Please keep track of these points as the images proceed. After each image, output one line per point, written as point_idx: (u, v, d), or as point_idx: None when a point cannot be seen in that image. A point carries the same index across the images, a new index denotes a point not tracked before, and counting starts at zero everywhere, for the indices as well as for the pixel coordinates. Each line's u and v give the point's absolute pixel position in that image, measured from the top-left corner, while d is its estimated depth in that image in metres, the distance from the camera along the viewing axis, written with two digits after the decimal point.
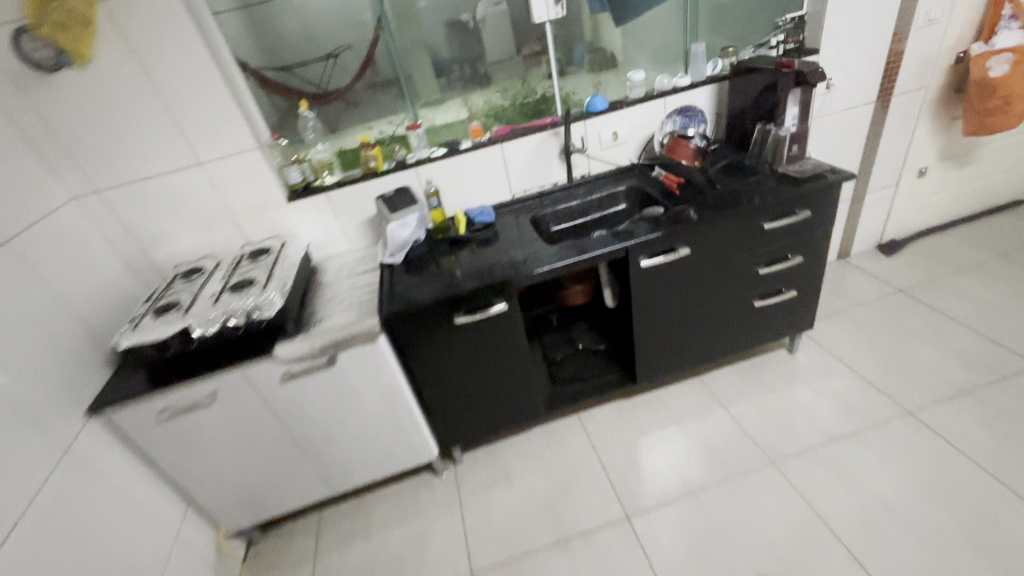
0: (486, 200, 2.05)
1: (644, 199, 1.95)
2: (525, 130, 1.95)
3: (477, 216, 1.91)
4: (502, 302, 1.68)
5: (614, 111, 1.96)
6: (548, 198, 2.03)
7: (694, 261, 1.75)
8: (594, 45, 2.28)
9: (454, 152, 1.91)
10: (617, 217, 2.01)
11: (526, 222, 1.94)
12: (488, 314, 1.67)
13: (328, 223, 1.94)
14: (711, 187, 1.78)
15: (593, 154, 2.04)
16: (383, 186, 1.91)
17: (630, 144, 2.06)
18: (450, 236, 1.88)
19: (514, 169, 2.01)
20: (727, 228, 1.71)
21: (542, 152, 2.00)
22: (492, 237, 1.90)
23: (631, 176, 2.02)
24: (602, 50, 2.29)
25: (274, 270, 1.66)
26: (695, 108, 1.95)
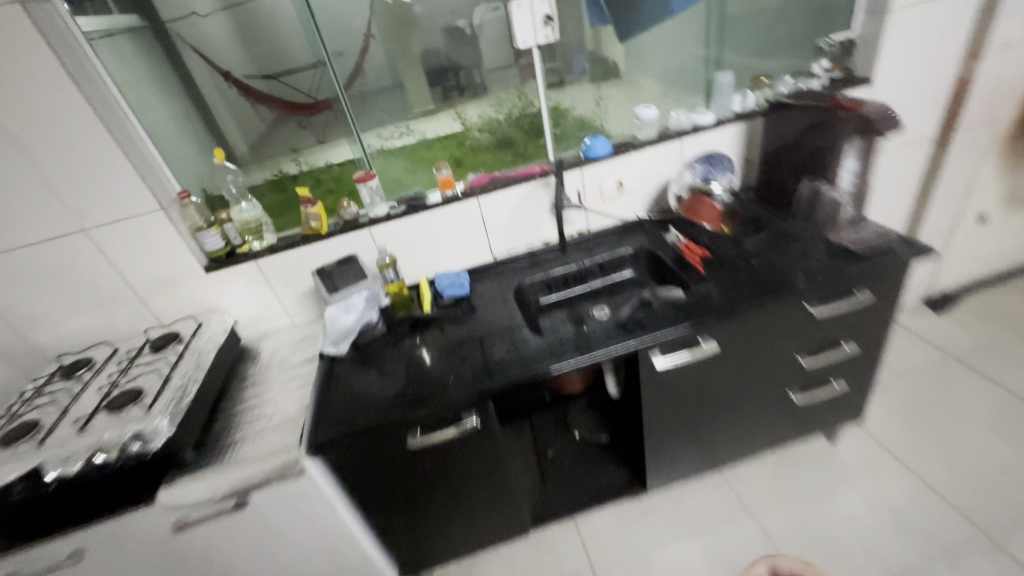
0: (461, 263, 1.66)
1: (658, 267, 1.56)
2: (507, 180, 1.56)
3: (446, 289, 1.53)
4: (473, 417, 1.26)
5: (618, 158, 1.59)
6: (537, 264, 1.65)
7: (724, 356, 1.35)
8: (595, 54, 1.83)
9: (418, 208, 1.52)
10: (623, 288, 1.62)
11: (509, 294, 1.55)
12: (456, 432, 1.26)
13: (260, 296, 1.56)
14: (742, 259, 1.39)
15: (592, 207, 1.66)
16: (330, 251, 1.53)
17: (639, 195, 1.68)
18: (411, 317, 1.50)
19: (494, 227, 1.63)
20: (768, 317, 1.31)
21: (529, 206, 1.62)
22: (466, 315, 1.51)
23: (641, 237, 1.64)
24: (604, 61, 1.86)
25: (174, 372, 1.26)
26: (720, 153, 1.57)
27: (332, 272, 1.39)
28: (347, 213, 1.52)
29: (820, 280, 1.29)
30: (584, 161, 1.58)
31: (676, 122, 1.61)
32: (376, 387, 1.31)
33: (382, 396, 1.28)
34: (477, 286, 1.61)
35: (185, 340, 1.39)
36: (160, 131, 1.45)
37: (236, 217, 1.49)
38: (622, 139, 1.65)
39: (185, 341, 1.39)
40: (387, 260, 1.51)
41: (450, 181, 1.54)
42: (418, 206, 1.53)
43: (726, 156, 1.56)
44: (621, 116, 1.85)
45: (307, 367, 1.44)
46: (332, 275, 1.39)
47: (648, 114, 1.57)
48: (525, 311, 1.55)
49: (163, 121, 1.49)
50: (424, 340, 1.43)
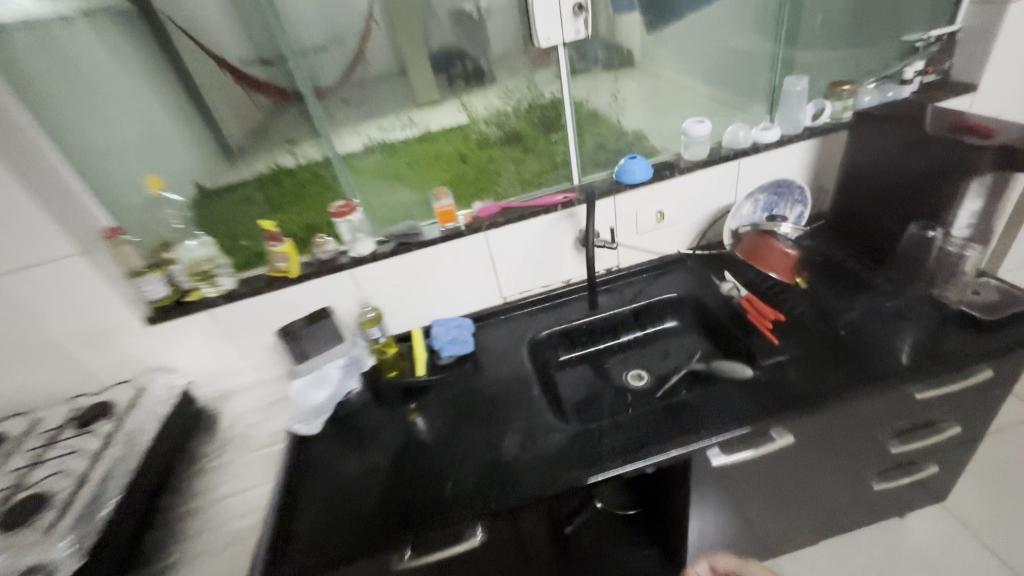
0: (465, 308, 1.37)
1: (711, 320, 1.25)
2: (521, 211, 1.25)
3: (444, 346, 1.24)
4: (479, 532, 0.96)
5: (661, 183, 1.28)
6: (558, 312, 1.35)
7: (799, 450, 1.05)
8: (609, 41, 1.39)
9: (412, 247, 1.23)
10: (664, 343, 1.33)
11: (525, 353, 1.25)
12: (454, 551, 0.96)
13: (218, 350, 1.27)
14: (823, 323, 1.09)
15: (625, 242, 1.36)
16: (304, 298, 1.24)
17: (683, 227, 1.37)
18: (403, 382, 1.21)
19: (506, 266, 1.33)
20: (867, 406, 0.99)
21: (548, 241, 1.31)
22: (469, 380, 1.21)
23: (686, 280, 1.34)
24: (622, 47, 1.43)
25: (93, 470, 0.98)
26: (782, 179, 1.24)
27: (301, 332, 1.09)
28: (322, 253, 1.22)
29: (930, 355, 0.98)
30: (619, 188, 1.27)
31: (730, 138, 1.30)
32: (357, 484, 1.02)
33: (361, 501, 0.99)
34: (485, 340, 1.31)
35: (117, 417, 1.11)
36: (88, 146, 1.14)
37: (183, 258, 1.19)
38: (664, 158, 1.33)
39: (117, 418, 1.10)
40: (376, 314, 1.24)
41: (452, 213, 1.24)
42: (412, 244, 1.23)
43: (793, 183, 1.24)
44: (659, 121, 1.51)
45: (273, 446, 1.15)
46: (300, 336, 1.08)
47: (700, 129, 1.25)
48: (545, 375, 1.25)
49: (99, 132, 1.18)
50: (420, 415, 1.14)
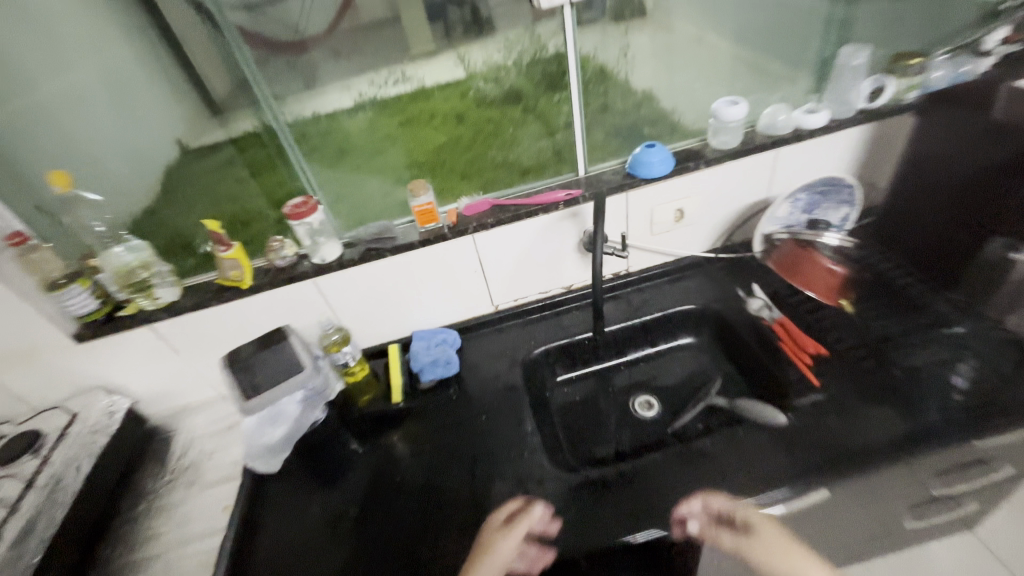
0: (451, 318, 1.20)
1: (733, 342, 1.09)
2: (515, 209, 1.05)
3: (424, 367, 1.06)
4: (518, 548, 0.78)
5: (683, 176, 1.07)
6: (557, 325, 1.19)
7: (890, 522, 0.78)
8: None
9: (386, 252, 1.04)
10: (677, 362, 1.16)
11: (519, 376, 1.09)
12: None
13: (166, 367, 1.11)
14: (868, 358, 0.93)
15: (636, 243, 1.17)
16: (263, 311, 1.07)
17: (704, 226, 1.17)
18: (377, 410, 1.05)
19: (498, 271, 1.14)
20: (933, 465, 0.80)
21: (547, 244, 1.12)
22: (453, 407, 1.05)
23: (706, 292, 1.16)
24: None
25: (11, 528, 0.84)
26: (834, 177, 1.03)
27: (251, 359, 0.92)
28: (280, 260, 1.03)
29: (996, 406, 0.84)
30: (632, 183, 1.06)
31: (767, 122, 1.08)
32: (321, 537, 0.88)
33: (324, 560, 0.85)
34: (472, 357, 1.15)
35: (43, 454, 0.95)
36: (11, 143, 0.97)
37: (111, 265, 1.00)
38: (686, 145, 1.12)
39: (44, 455, 0.95)
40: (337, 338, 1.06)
41: (434, 213, 1.04)
42: (386, 248, 1.04)
43: (849, 183, 1.02)
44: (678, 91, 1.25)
45: (228, 483, 1.01)
46: (251, 363, 0.91)
47: (734, 112, 1.03)
48: (540, 401, 1.10)
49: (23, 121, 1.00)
50: (395, 452, 0.99)
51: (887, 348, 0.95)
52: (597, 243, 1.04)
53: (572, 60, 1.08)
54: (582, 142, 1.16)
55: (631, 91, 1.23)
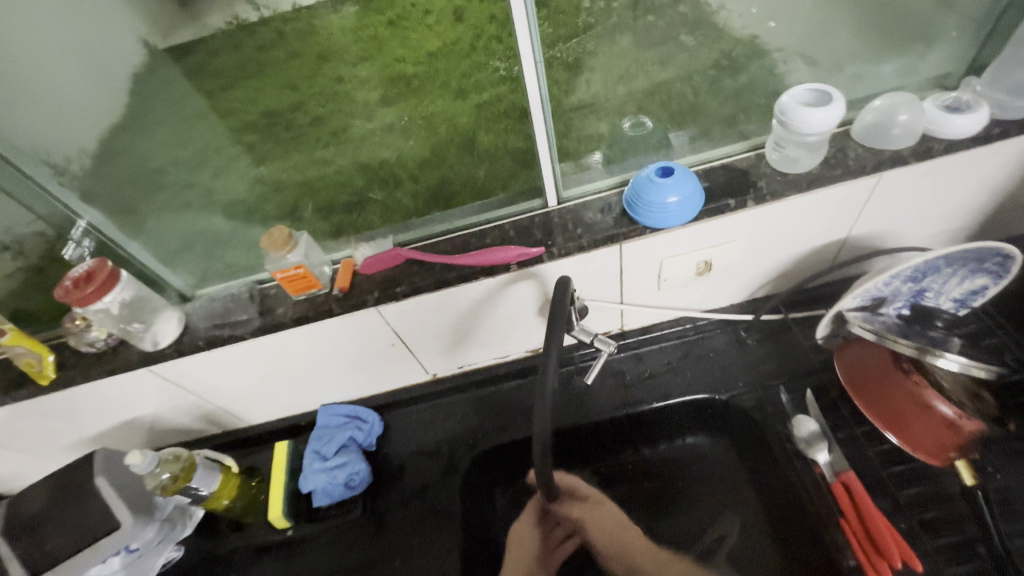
0: (366, 393, 0.86)
1: (767, 463, 0.73)
2: (443, 271, 0.67)
3: (321, 486, 0.76)
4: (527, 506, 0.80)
5: (717, 220, 0.65)
6: (516, 411, 0.84)
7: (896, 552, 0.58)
8: None
9: (243, 338, 0.68)
10: (680, 473, 0.80)
11: (453, 496, 0.77)
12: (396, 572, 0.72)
13: None
14: (982, 557, 0.57)
15: (637, 304, 0.77)
16: (91, 402, 0.74)
17: (741, 276, 0.76)
18: (257, 539, 0.77)
19: (425, 341, 0.78)
20: None
21: (497, 309, 0.74)
22: (361, 535, 0.76)
23: (735, 376, 0.78)
24: None
25: None
26: (976, 246, 0.59)
27: (40, 516, 0.64)
28: (89, 346, 0.69)
29: None
30: (630, 231, 0.65)
31: (875, 119, 0.65)
32: None
33: None
34: (394, 454, 0.83)
35: None
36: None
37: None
38: (727, 161, 0.69)
39: None
40: (186, 464, 0.69)
41: (311, 278, 0.67)
42: (243, 330, 0.68)
43: (1011, 253, 0.60)
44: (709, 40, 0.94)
45: None
46: (39, 523, 0.63)
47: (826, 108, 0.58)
48: (484, 537, 0.77)
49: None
50: None
51: (1014, 540, 0.58)
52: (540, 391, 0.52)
53: (526, 35, 0.58)
54: (552, 161, 0.71)
55: (647, 70, 0.91)
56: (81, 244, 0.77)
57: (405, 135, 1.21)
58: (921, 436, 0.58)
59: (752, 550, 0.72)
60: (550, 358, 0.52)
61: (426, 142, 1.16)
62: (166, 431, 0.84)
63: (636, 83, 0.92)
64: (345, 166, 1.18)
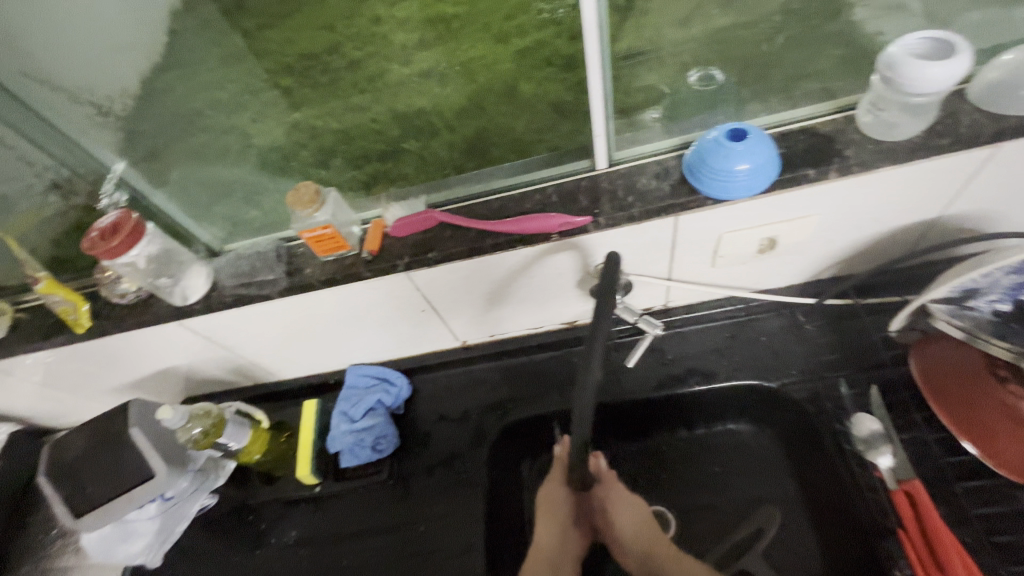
0: (396, 356, 0.84)
1: (818, 460, 0.68)
2: (478, 238, 0.62)
3: (351, 444, 0.76)
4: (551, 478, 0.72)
5: (791, 193, 0.57)
6: (549, 384, 0.81)
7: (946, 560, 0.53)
8: None
9: (270, 299, 0.66)
10: (717, 459, 0.76)
11: (479, 468, 0.76)
12: (421, 535, 0.73)
13: (39, 396, 0.84)
14: None
15: (687, 280, 0.70)
16: (128, 352, 0.75)
17: (810, 255, 0.68)
18: (288, 493, 0.78)
19: (457, 309, 0.74)
20: None
21: (535, 280, 0.69)
22: (386, 497, 0.76)
23: (789, 365, 0.72)
24: None
25: None
26: None
27: (77, 462, 0.65)
28: (124, 296, 0.69)
29: None
30: (689, 201, 0.58)
31: (1005, 77, 0.54)
32: None
33: None
34: (422, 419, 0.82)
35: None
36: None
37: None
38: (808, 124, 0.60)
39: None
40: (217, 420, 0.70)
41: (341, 239, 0.63)
42: (271, 290, 0.66)
43: None
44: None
45: None
46: (82, 467, 0.65)
47: (954, 81, 0.49)
48: (511, 510, 0.78)
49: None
50: (319, 542, 0.75)
51: None
52: (581, 387, 0.47)
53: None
54: (604, 118, 0.62)
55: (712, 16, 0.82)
56: (113, 196, 0.73)
57: (443, 84, 1.15)
58: (1002, 444, 0.54)
59: (793, 547, 0.68)
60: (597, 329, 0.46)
61: (465, 91, 1.10)
62: (201, 380, 0.85)
63: (698, 30, 0.82)
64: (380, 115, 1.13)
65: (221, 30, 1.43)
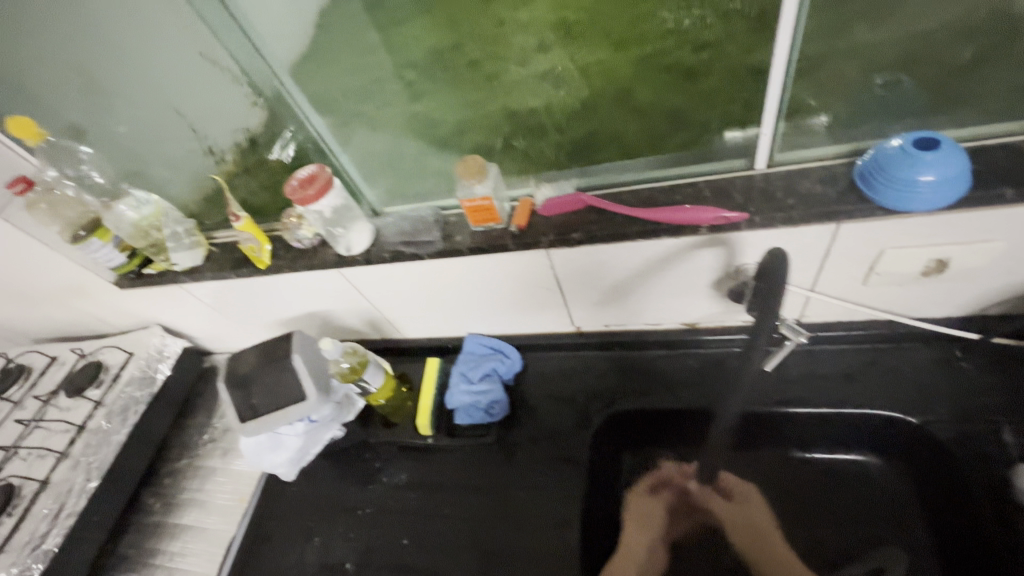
0: (512, 332, 0.88)
1: (960, 507, 0.63)
2: (624, 224, 0.64)
3: (465, 406, 0.82)
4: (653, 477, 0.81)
5: (980, 212, 0.54)
6: (659, 381, 0.81)
7: None
8: None
9: (422, 258, 0.73)
10: (836, 490, 0.72)
11: (583, 448, 0.78)
12: (523, 503, 0.76)
13: (212, 319, 0.99)
14: None
15: (833, 296, 0.67)
16: (290, 291, 0.86)
17: (984, 285, 0.62)
18: (403, 439, 0.86)
19: (583, 293, 0.77)
20: None
21: (669, 274, 0.70)
22: (491, 460, 0.81)
23: (938, 402, 0.66)
24: None
25: (64, 476, 0.85)
26: None
27: (248, 375, 0.77)
28: (297, 240, 0.79)
29: None
30: (856, 209, 0.56)
31: None
32: None
33: None
34: (531, 395, 0.85)
35: (97, 397, 0.95)
36: (109, 76, 0.82)
37: (123, 224, 0.85)
38: (1009, 141, 0.56)
39: (101, 399, 0.94)
40: (360, 360, 0.82)
41: (494, 212, 0.69)
42: (425, 250, 0.73)
43: None
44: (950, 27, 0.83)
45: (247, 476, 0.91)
46: (251, 381, 0.76)
47: None
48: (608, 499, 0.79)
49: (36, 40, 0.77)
50: (425, 491, 0.81)
51: None
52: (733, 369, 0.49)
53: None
54: (776, 119, 0.62)
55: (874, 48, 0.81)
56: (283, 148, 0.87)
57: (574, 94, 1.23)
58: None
59: None
60: (757, 336, 0.53)
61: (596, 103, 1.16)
62: (338, 328, 0.95)
63: (861, 56, 0.81)
64: (516, 117, 1.21)
65: (369, 29, 1.60)
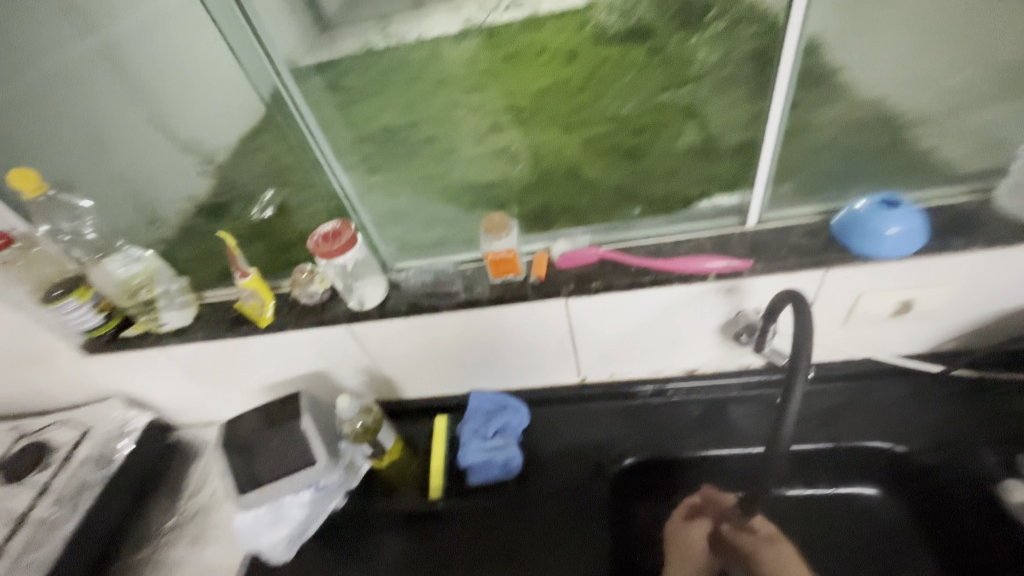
0: (520, 385, 0.88)
1: (954, 525, 0.69)
2: (639, 274, 0.70)
3: (479, 464, 0.80)
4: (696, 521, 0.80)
5: (937, 260, 0.64)
6: (667, 427, 0.83)
7: None
8: None
9: (443, 311, 0.74)
10: (842, 525, 0.76)
11: (602, 500, 0.78)
12: (548, 564, 0.73)
13: (189, 386, 0.91)
14: None
15: (820, 336, 0.75)
16: (291, 350, 0.83)
17: (942, 324, 0.73)
18: (410, 506, 0.81)
19: (594, 343, 0.80)
20: None
21: (678, 321, 0.75)
22: (508, 521, 0.78)
23: (920, 432, 0.74)
24: None
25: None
26: None
27: (249, 442, 0.71)
28: (307, 296, 0.78)
29: None
30: (839, 257, 0.65)
31: None
32: None
33: None
34: (541, 449, 0.85)
35: (42, 481, 0.83)
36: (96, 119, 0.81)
37: (109, 282, 0.81)
38: (949, 202, 0.69)
39: (48, 483, 0.83)
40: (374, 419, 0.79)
41: (516, 263, 0.72)
42: (446, 302, 0.74)
43: None
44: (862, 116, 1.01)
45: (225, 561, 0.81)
46: (253, 448, 0.70)
47: None
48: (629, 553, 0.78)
49: (27, 68, 0.77)
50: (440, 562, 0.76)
51: None
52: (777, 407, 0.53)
53: (789, 61, 0.62)
54: (763, 183, 0.72)
55: None
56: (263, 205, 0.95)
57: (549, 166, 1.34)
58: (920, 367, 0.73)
59: None
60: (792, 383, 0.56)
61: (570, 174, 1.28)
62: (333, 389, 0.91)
63: None
64: (496, 184, 1.29)
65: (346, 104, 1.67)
